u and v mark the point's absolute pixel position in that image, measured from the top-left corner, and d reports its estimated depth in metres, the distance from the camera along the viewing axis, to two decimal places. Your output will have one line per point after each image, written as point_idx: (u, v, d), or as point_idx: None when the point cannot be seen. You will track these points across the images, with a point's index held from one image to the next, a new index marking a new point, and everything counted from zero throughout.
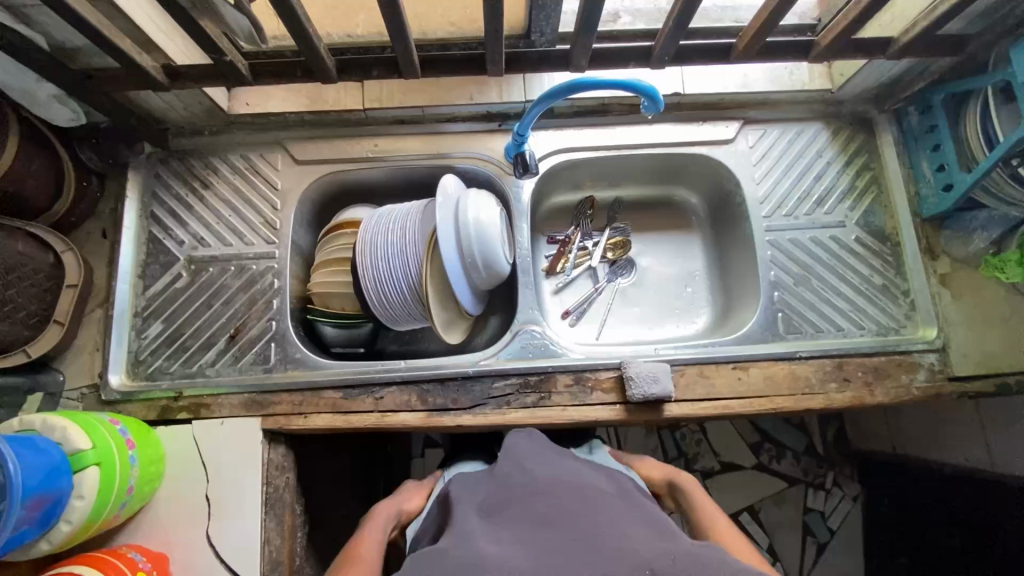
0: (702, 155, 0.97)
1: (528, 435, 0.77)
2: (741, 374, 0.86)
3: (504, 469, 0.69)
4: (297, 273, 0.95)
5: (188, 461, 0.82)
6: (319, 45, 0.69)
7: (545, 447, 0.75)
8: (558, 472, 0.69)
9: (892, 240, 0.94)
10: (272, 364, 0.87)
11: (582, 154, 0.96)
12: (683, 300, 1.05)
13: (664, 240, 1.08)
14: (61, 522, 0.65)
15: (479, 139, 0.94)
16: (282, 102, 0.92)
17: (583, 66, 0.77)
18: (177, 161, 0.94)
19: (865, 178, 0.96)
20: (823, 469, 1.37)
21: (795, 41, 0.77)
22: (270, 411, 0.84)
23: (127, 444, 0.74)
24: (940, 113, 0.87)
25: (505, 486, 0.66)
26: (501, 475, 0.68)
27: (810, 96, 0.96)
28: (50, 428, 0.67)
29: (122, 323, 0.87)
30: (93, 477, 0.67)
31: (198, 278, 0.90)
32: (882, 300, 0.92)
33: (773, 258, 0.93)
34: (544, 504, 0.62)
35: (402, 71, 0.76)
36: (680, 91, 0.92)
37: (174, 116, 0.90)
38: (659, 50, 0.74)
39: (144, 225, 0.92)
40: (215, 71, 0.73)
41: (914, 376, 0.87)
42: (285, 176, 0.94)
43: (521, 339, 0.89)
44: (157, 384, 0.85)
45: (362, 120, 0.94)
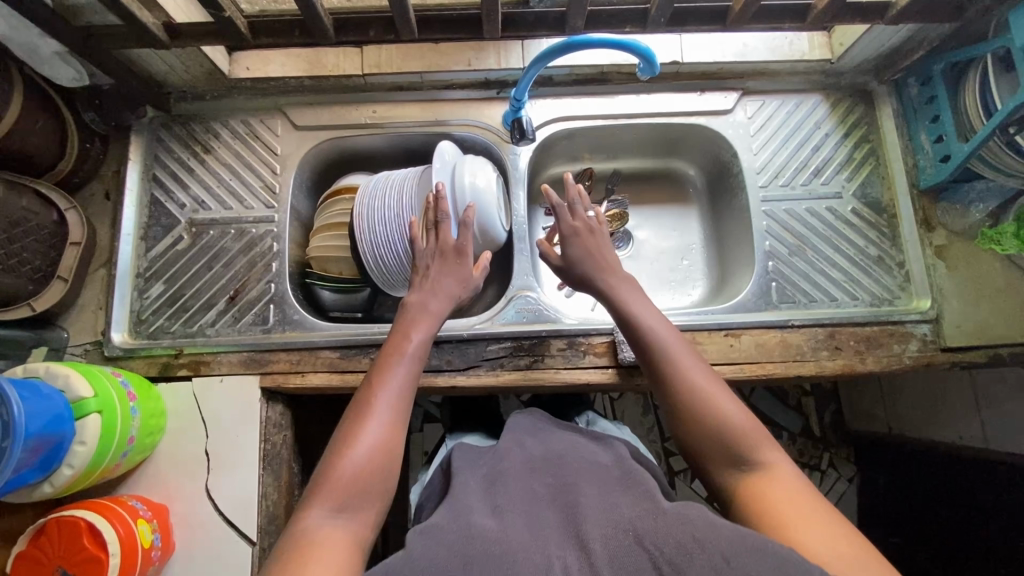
0: (700, 125, 0.97)
1: (531, 423, 0.78)
2: (733, 342, 0.87)
3: (505, 446, 0.71)
4: (296, 238, 0.96)
5: (188, 417, 0.84)
6: (317, 3, 0.70)
7: (549, 431, 0.76)
8: (551, 450, 0.69)
9: (888, 211, 0.94)
10: (271, 325, 0.89)
11: (580, 123, 0.96)
12: (679, 272, 1.05)
13: (661, 213, 1.09)
14: (63, 466, 0.67)
15: (477, 106, 0.95)
16: (281, 66, 0.92)
17: (579, 27, 0.77)
18: (179, 126, 0.95)
19: (863, 149, 0.96)
20: (819, 450, 1.38)
21: (792, 5, 0.77)
22: (268, 370, 0.86)
23: (129, 397, 0.76)
24: (940, 84, 0.86)
25: (503, 459, 0.68)
26: (502, 452, 0.70)
27: (810, 66, 0.95)
28: (54, 375, 0.69)
29: (124, 283, 0.89)
30: (94, 423, 0.69)
31: (199, 240, 0.92)
32: (877, 271, 0.92)
33: (768, 228, 0.94)
34: (539, 474, 0.64)
35: (399, 32, 0.77)
36: (679, 59, 0.92)
37: (175, 80, 0.91)
38: (655, 10, 0.74)
39: (146, 187, 0.93)
40: (213, 28, 0.74)
41: (906, 345, 0.87)
42: (284, 142, 0.95)
43: (516, 304, 0.90)
44: (158, 342, 0.87)
45: (361, 86, 0.94)
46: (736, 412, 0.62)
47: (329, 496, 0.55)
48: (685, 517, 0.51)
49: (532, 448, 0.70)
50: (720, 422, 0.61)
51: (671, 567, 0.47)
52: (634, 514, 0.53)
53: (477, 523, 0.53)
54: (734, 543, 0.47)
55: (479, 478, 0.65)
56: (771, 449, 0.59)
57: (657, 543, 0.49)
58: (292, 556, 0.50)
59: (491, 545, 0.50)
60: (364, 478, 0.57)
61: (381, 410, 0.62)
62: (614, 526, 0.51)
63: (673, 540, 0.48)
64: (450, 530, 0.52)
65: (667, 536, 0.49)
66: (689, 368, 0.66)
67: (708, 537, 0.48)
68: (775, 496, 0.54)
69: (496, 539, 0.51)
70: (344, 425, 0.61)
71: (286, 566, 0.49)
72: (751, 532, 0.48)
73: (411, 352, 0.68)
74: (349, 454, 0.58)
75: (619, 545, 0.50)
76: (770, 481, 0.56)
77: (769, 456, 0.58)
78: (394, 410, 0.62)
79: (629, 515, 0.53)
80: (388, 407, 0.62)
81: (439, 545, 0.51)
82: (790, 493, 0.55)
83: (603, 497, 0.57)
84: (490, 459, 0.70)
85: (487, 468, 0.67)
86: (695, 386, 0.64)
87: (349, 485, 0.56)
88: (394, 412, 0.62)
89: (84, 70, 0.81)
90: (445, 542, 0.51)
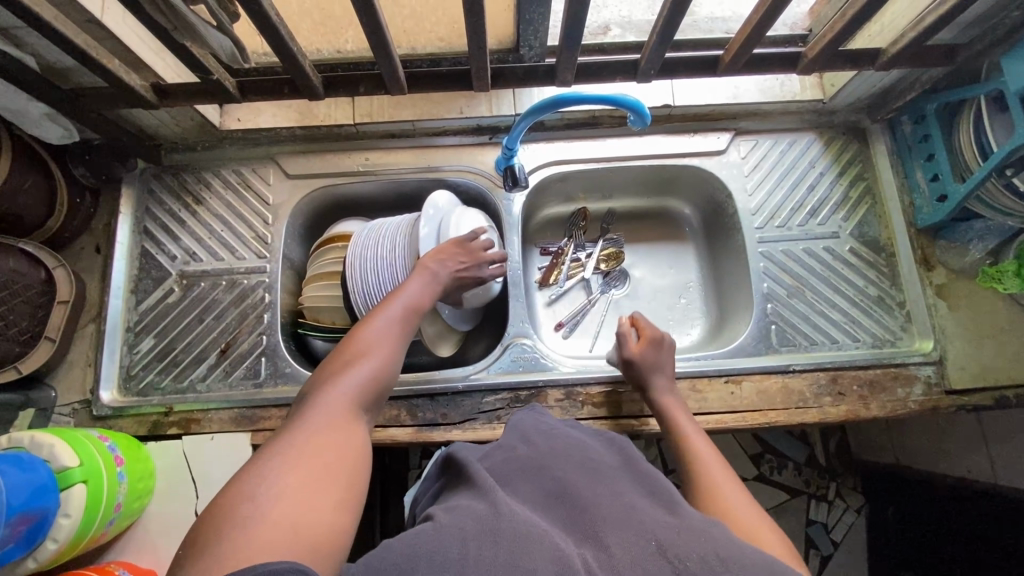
0: (694, 166, 0.96)
1: (537, 417, 0.73)
2: (734, 389, 0.85)
3: (508, 445, 0.66)
4: (289, 287, 0.95)
5: (178, 477, 0.82)
6: (305, 63, 0.70)
7: (555, 427, 0.70)
8: (566, 448, 0.63)
9: (887, 250, 0.93)
10: (262, 379, 0.87)
11: (573, 167, 0.96)
12: (677, 312, 1.03)
13: (658, 251, 1.07)
14: (47, 540, 0.65)
15: (469, 152, 0.95)
16: (272, 116, 0.92)
17: (569, 79, 0.78)
18: (171, 177, 0.94)
19: (858, 188, 0.95)
20: (825, 480, 1.32)
21: (783, 53, 0.78)
22: (260, 426, 0.84)
23: (116, 461, 0.74)
24: (934, 123, 0.86)
25: (508, 456, 0.63)
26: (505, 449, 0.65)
27: (802, 107, 0.95)
28: (38, 446, 0.67)
29: (114, 338, 0.88)
30: (79, 494, 0.67)
31: (191, 293, 0.91)
32: (877, 312, 0.91)
33: (766, 269, 0.93)
34: (548, 468, 0.58)
35: (389, 88, 0.78)
36: (670, 103, 0.92)
37: (166, 132, 0.91)
38: (646, 63, 0.75)
39: (137, 240, 0.92)
40: (203, 88, 0.74)
41: (911, 389, 0.86)
42: (276, 191, 0.94)
43: (511, 353, 0.89)
44: (148, 399, 0.86)
45: (354, 135, 0.94)
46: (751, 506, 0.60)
47: (300, 430, 0.54)
48: (706, 532, 0.46)
49: (538, 444, 0.64)
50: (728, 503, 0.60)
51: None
52: (659, 526, 0.47)
53: (504, 509, 0.48)
54: (755, 564, 0.42)
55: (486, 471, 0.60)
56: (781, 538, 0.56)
57: (682, 556, 0.43)
58: (255, 473, 0.48)
59: (515, 531, 0.45)
60: (336, 417, 0.56)
61: (356, 367, 0.61)
62: (636, 533, 0.46)
63: (698, 555, 0.43)
64: (475, 512, 0.48)
65: (688, 549, 0.44)
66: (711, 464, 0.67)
67: (732, 555, 0.43)
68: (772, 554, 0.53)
69: (518, 524, 0.46)
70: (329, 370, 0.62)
71: (243, 487, 0.47)
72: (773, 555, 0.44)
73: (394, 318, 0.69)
74: (325, 401, 0.57)
75: (637, 548, 0.44)
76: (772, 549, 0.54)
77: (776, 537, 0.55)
78: (369, 366, 0.62)
79: (652, 525, 0.47)
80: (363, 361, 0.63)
81: (464, 523, 0.46)
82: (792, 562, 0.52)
83: (616, 500, 0.52)
84: (496, 453, 0.64)
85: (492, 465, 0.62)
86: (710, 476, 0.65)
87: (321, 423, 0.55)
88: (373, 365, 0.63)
89: (72, 126, 0.81)
90: (467, 521, 0.46)
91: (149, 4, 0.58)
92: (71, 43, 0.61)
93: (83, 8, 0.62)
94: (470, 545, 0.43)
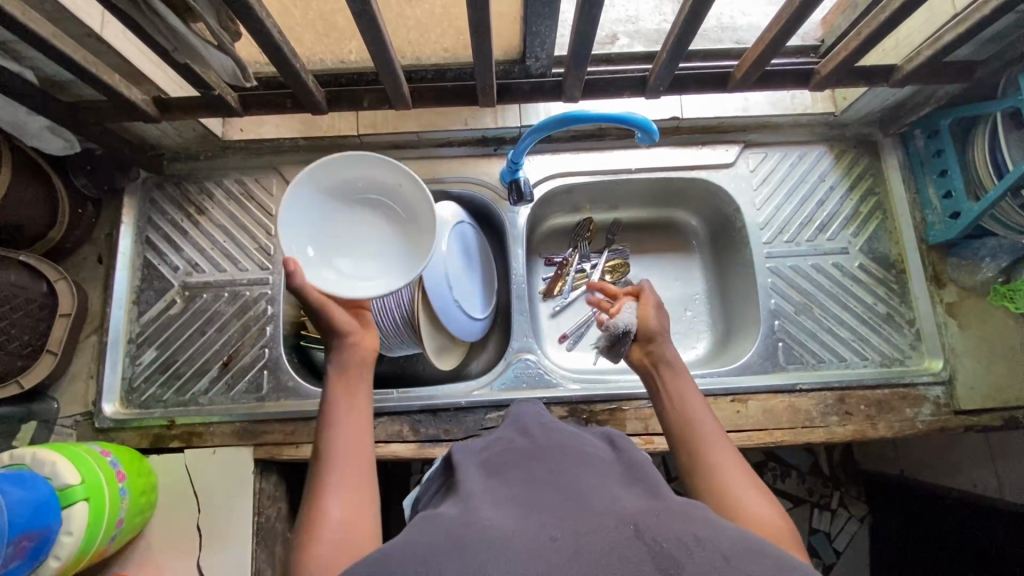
0: (701, 179, 0.94)
1: (541, 413, 0.68)
2: (740, 408, 0.84)
3: (507, 437, 0.60)
4: (292, 299, 0.94)
5: (181, 491, 0.82)
6: (308, 79, 0.69)
7: (556, 422, 0.64)
8: (564, 440, 0.57)
9: (897, 267, 0.91)
10: (265, 393, 0.87)
11: (578, 179, 0.94)
12: (683, 325, 1.02)
13: (664, 262, 1.06)
14: (49, 558, 0.65)
15: (474, 163, 0.94)
16: (275, 127, 0.91)
17: (576, 95, 0.77)
18: (173, 186, 0.93)
19: (869, 203, 0.94)
20: (829, 489, 1.27)
21: (795, 69, 0.76)
22: (262, 441, 0.84)
23: (117, 477, 0.73)
24: (947, 139, 0.84)
25: (507, 447, 0.57)
26: (503, 441, 0.59)
27: (813, 119, 0.94)
28: (40, 463, 0.66)
29: (116, 349, 0.88)
30: (81, 512, 0.66)
31: (193, 304, 0.90)
32: (886, 329, 0.89)
33: (773, 285, 0.91)
34: (536, 459, 0.53)
35: (393, 102, 0.77)
36: (679, 115, 0.90)
37: (168, 142, 0.89)
38: (654, 80, 0.74)
39: (139, 250, 0.91)
40: (205, 103, 0.73)
41: (919, 409, 0.85)
42: (279, 201, 0.93)
43: (515, 368, 0.88)
44: (150, 412, 0.85)
45: (358, 145, 0.93)
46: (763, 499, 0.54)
47: (333, 476, 0.53)
48: (686, 512, 0.41)
49: (536, 435, 0.59)
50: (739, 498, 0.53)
51: (672, 565, 0.36)
52: (637, 509, 0.42)
53: (475, 512, 0.43)
54: (735, 546, 0.38)
55: (475, 463, 0.55)
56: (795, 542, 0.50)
57: (659, 537, 0.38)
58: None
59: (484, 531, 0.40)
60: (357, 446, 0.57)
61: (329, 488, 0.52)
62: (611, 517, 0.40)
63: (673, 536, 0.38)
64: (443, 517, 0.43)
65: (665, 529, 0.39)
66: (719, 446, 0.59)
67: (710, 535, 0.38)
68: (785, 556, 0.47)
69: (487, 526, 0.40)
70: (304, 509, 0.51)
71: (327, 552, 0.47)
72: (753, 533, 0.40)
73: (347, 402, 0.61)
74: (335, 461, 0.55)
75: (609, 533, 0.39)
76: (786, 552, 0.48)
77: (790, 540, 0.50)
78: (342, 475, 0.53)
79: (629, 508, 0.42)
80: (350, 387, 0.62)
81: (431, 531, 0.41)
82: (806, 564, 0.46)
83: (599, 485, 0.46)
84: (494, 445, 0.59)
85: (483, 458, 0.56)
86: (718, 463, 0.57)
87: (348, 459, 0.55)
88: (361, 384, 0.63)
89: (73, 138, 0.80)
90: (438, 526, 0.41)
91: (150, 25, 0.57)
92: (71, 60, 0.61)
93: (83, 24, 0.62)
94: (434, 552, 0.38)
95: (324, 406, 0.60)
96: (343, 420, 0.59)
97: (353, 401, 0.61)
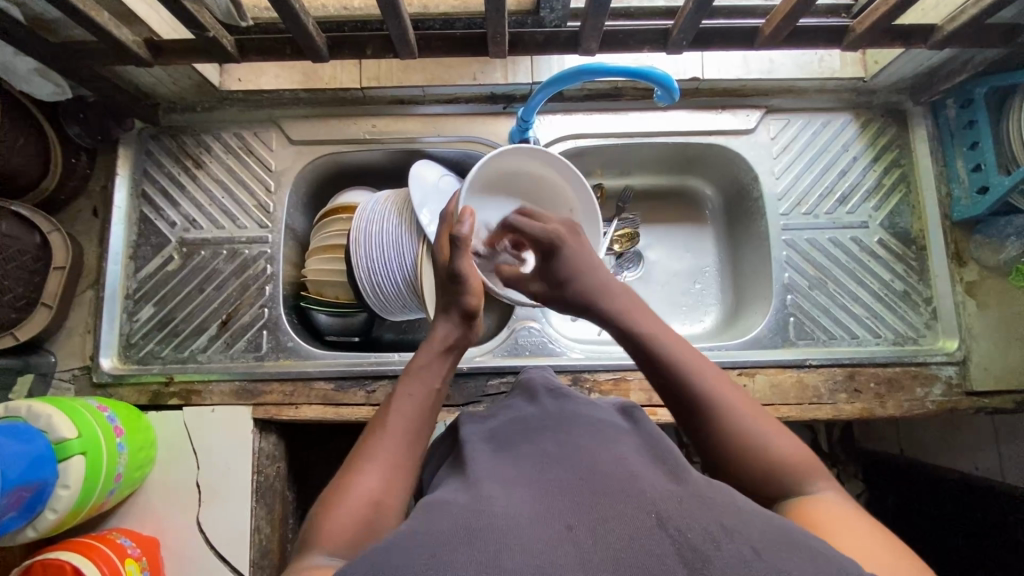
0: (719, 146, 0.90)
1: (550, 379, 0.67)
2: (746, 382, 0.83)
3: (517, 406, 0.60)
4: (292, 258, 0.92)
5: (179, 447, 0.81)
6: (308, 23, 0.65)
7: (567, 388, 0.63)
8: (577, 409, 0.56)
9: (918, 243, 0.88)
10: (264, 352, 0.86)
11: (589, 141, 0.90)
12: (691, 297, 1.00)
13: (674, 232, 1.03)
14: (46, 510, 0.65)
15: (482, 122, 0.90)
16: (275, 78, 0.87)
17: (593, 48, 0.73)
18: (169, 138, 0.90)
19: (894, 175, 0.90)
20: (827, 466, 1.21)
21: (827, 26, 0.72)
22: (261, 401, 0.83)
23: (116, 432, 0.72)
24: (981, 109, 0.80)
25: (517, 418, 0.57)
26: (511, 411, 0.60)
27: (840, 84, 0.89)
28: (35, 416, 0.65)
29: (113, 305, 0.86)
30: (78, 466, 0.66)
31: (190, 261, 0.88)
32: (902, 307, 0.87)
33: (788, 258, 0.89)
34: (548, 434, 0.52)
35: (398, 51, 0.73)
36: (699, 76, 0.86)
37: (163, 91, 0.86)
38: (677, 33, 0.69)
39: (135, 204, 0.89)
40: (199, 46, 0.69)
41: (930, 389, 0.83)
42: (279, 157, 0.90)
43: (517, 336, 0.86)
44: (148, 368, 0.84)
45: (361, 99, 0.89)
46: (776, 428, 0.51)
47: (378, 449, 0.52)
48: (711, 498, 0.39)
49: (547, 405, 0.58)
50: (751, 443, 0.50)
51: (697, 557, 0.34)
52: (657, 494, 0.40)
53: (485, 499, 0.41)
54: (764, 536, 0.36)
55: (486, 437, 0.54)
56: (819, 467, 0.48)
57: (683, 527, 0.36)
58: None
59: (496, 519, 0.38)
60: (412, 434, 0.54)
61: (375, 464, 0.50)
62: (631, 503, 0.39)
63: (700, 526, 0.36)
64: (453, 505, 0.41)
65: (690, 518, 0.37)
66: (710, 380, 0.54)
67: (737, 525, 0.37)
68: (814, 505, 0.44)
69: (500, 514, 0.39)
70: (345, 471, 0.50)
71: (345, 517, 0.45)
72: (779, 518, 0.39)
73: (424, 387, 0.58)
74: (388, 439, 0.53)
75: (631, 522, 0.37)
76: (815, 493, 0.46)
77: (815, 468, 0.48)
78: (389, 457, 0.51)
79: (651, 493, 0.40)
80: (430, 374, 0.60)
81: (440, 518, 0.39)
82: (838, 504, 0.45)
83: (619, 462, 0.45)
84: (503, 415, 0.59)
85: (494, 429, 0.55)
86: (719, 403, 0.52)
87: (399, 439, 0.53)
88: (439, 374, 0.60)
89: (64, 82, 0.76)
90: (444, 515, 0.39)
91: None
92: None
93: None
94: (445, 544, 0.36)
95: (397, 384, 0.59)
96: (411, 400, 0.56)
97: (428, 390, 0.58)
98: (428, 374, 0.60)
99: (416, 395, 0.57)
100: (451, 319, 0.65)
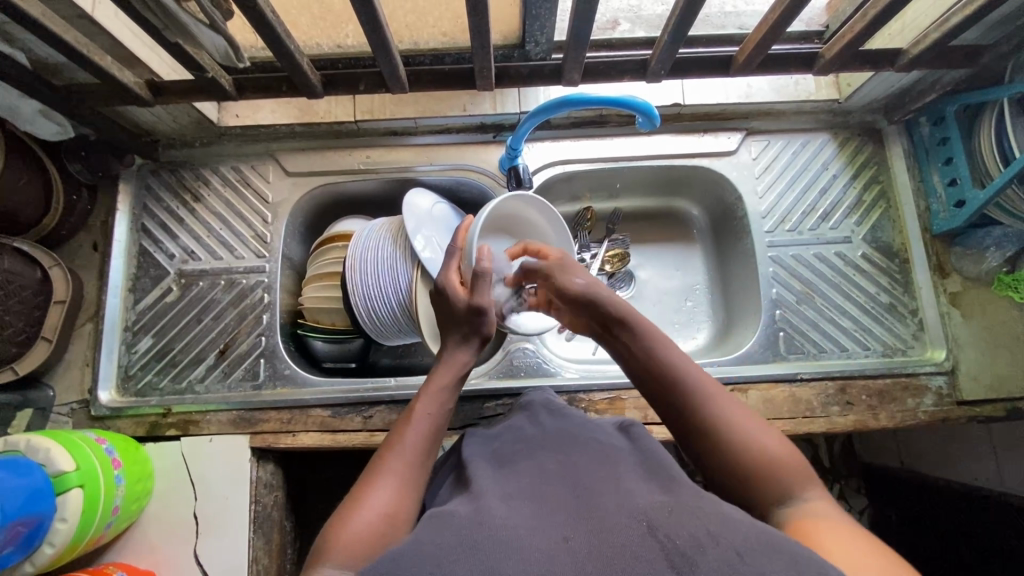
0: (702, 167, 0.93)
1: (550, 400, 0.67)
2: (739, 397, 0.84)
3: (517, 423, 0.61)
4: (288, 287, 0.93)
5: (176, 479, 0.81)
6: (303, 62, 0.68)
7: (567, 407, 0.64)
8: (574, 427, 0.57)
9: (900, 256, 0.90)
10: (261, 381, 0.86)
11: (577, 167, 0.93)
12: (683, 315, 1.01)
13: (664, 252, 1.05)
14: (44, 545, 0.64)
15: (472, 150, 0.93)
16: (272, 114, 0.91)
17: (576, 79, 0.76)
18: (169, 173, 0.93)
19: (873, 191, 0.92)
20: (828, 481, 1.16)
21: (799, 53, 0.75)
22: (258, 429, 0.83)
23: (113, 464, 0.72)
24: (953, 126, 0.83)
25: (517, 437, 0.57)
26: (513, 429, 0.60)
27: (817, 106, 0.92)
28: (34, 449, 0.65)
29: (112, 337, 0.87)
30: (76, 499, 0.66)
31: (189, 292, 0.90)
32: (888, 319, 0.89)
33: (774, 274, 0.91)
34: (547, 451, 0.52)
35: (390, 86, 0.76)
36: (680, 101, 0.89)
37: (164, 129, 0.88)
38: (656, 63, 0.73)
39: (134, 238, 0.91)
40: (198, 85, 0.72)
41: (921, 400, 0.84)
42: (276, 189, 0.92)
43: (512, 358, 0.87)
44: (146, 400, 0.85)
45: (354, 131, 0.92)
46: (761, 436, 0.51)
47: (391, 466, 0.53)
48: (699, 508, 0.40)
49: (545, 423, 0.59)
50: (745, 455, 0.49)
51: (685, 562, 0.35)
52: (648, 504, 0.41)
53: (482, 512, 0.42)
54: (746, 539, 0.36)
55: (485, 455, 0.54)
56: (814, 476, 0.48)
57: (672, 534, 0.37)
58: None
59: (496, 529, 0.39)
60: (425, 452, 0.55)
61: (386, 482, 0.51)
62: (625, 513, 0.39)
63: (688, 532, 0.37)
64: (449, 521, 0.41)
65: (679, 526, 0.38)
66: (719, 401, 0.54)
67: (724, 530, 0.37)
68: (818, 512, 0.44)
69: (501, 525, 0.39)
70: (358, 485, 0.51)
71: (360, 532, 0.46)
72: (765, 524, 0.39)
73: (433, 408, 0.59)
74: (399, 456, 0.54)
75: (624, 531, 0.38)
76: (806, 501, 0.46)
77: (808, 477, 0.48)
78: (400, 475, 0.52)
79: (641, 504, 0.41)
80: (442, 394, 0.61)
81: (440, 532, 0.40)
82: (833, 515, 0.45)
83: (614, 476, 0.45)
84: (505, 433, 0.60)
85: (498, 447, 0.56)
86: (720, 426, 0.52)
87: (413, 456, 0.54)
88: (449, 395, 0.61)
89: (66, 122, 0.80)
90: (442, 528, 0.40)
91: (139, 2, 0.57)
92: (63, 42, 0.60)
93: (73, 4, 0.61)
94: (447, 555, 0.36)
95: (413, 402, 0.59)
96: (429, 419, 0.57)
97: (443, 408, 0.59)
98: (437, 395, 0.60)
99: (426, 416, 0.58)
100: (469, 348, 0.65)
